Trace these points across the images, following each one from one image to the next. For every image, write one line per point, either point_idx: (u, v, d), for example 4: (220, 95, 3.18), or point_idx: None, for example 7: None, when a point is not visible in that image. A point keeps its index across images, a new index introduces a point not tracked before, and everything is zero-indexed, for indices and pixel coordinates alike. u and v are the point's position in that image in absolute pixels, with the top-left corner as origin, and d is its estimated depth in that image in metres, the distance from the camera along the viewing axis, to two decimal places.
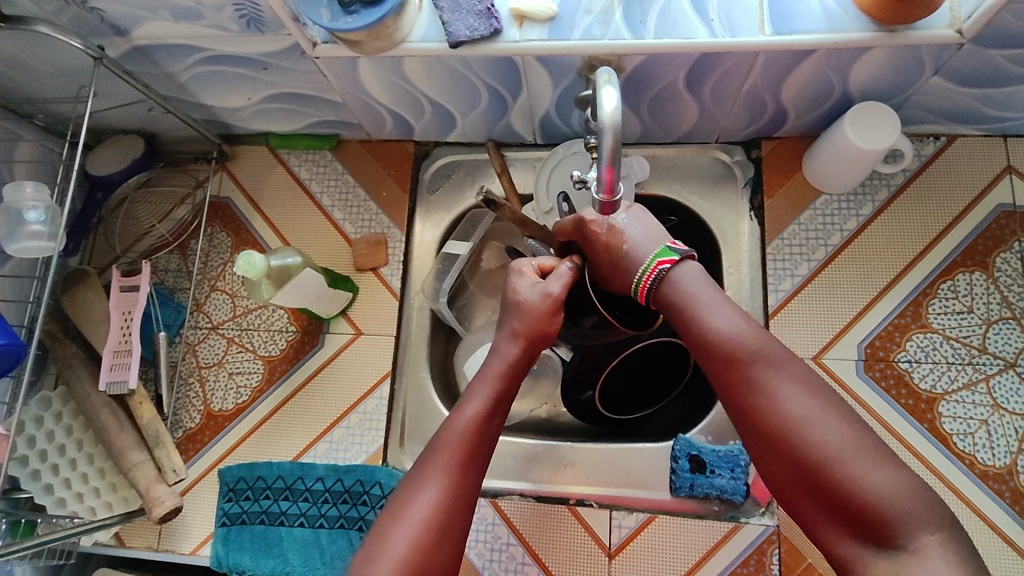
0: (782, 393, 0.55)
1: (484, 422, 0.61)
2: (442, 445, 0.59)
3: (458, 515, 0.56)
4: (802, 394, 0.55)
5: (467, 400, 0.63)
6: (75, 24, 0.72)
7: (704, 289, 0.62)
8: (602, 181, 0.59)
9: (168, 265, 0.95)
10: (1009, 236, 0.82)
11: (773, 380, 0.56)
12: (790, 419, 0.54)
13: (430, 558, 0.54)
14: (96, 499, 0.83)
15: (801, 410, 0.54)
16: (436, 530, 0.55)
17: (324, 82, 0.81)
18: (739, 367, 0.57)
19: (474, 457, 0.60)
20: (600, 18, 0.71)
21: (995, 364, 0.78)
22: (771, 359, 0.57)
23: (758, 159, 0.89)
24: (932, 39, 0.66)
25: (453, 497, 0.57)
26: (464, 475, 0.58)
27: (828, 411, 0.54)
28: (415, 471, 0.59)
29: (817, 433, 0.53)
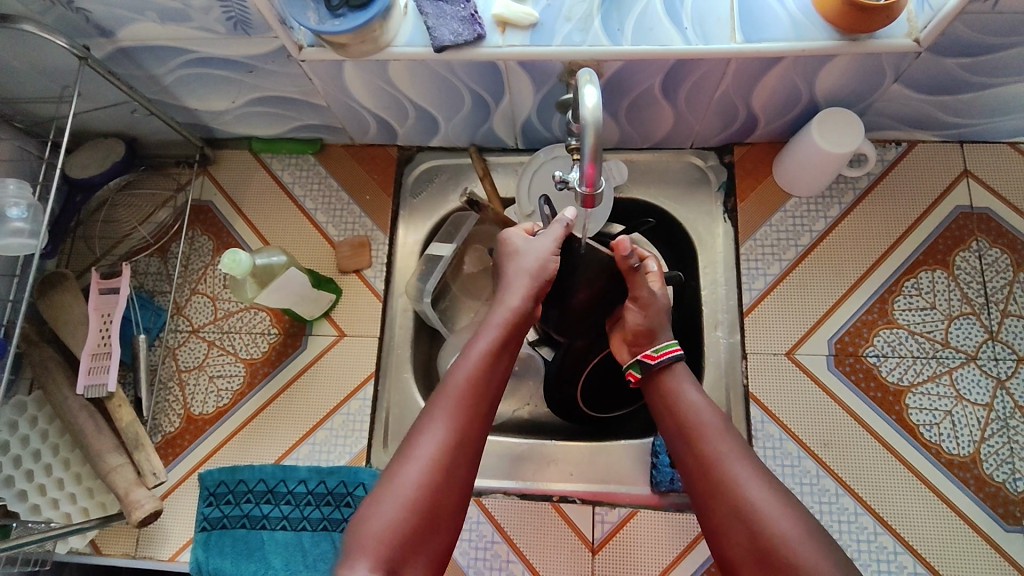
0: (742, 472, 0.59)
1: (490, 362, 0.63)
2: (447, 389, 0.62)
3: (464, 457, 0.59)
4: (757, 480, 0.58)
5: (471, 346, 0.65)
6: (59, 23, 0.72)
7: (688, 382, 0.68)
8: (584, 176, 0.61)
9: (148, 268, 0.95)
10: (967, 236, 0.86)
11: (733, 465, 0.60)
12: (743, 492, 0.57)
13: (435, 496, 0.57)
14: (72, 504, 0.82)
15: (756, 490, 0.57)
16: (442, 469, 0.58)
17: (309, 86, 0.82)
18: (706, 442, 0.62)
19: (482, 403, 0.62)
20: (579, 25, 0.74)
21: (958, 357, 0.82)
22: (731, 442, 0.62)
23: (731, 163, 0.92)
24: (892, 48, 0.70)
25: (458, 439, 0.59)
26: (468, 422, 0.60)
27: (778, 493, 0.57)
28: (422, 417, 0.61)
29: (772, 514, 0.56)
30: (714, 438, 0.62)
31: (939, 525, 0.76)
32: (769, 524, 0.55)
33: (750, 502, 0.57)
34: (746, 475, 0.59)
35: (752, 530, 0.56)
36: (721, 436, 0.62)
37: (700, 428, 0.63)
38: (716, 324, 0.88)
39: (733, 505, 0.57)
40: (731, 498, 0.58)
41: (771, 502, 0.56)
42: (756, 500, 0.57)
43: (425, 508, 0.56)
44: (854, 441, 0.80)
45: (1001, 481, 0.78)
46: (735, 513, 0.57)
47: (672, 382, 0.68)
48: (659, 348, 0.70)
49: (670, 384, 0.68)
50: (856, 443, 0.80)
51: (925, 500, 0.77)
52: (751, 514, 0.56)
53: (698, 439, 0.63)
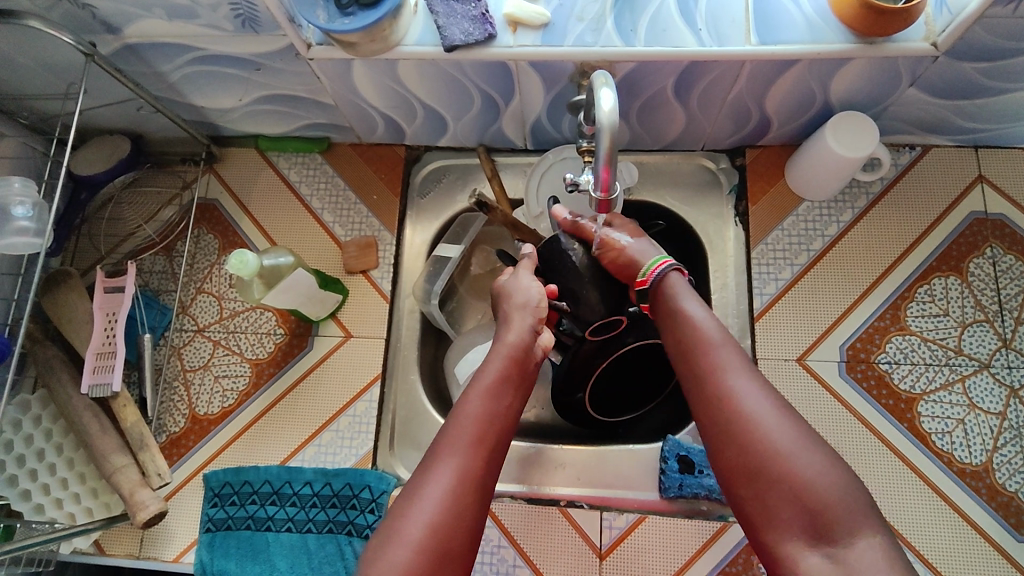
0: (740, 386, 0.58)
1: (495, 403, 0.62)
2: (454, 429, 0.60)
3: (474, 497, 0.57)
4: (755, 391, 0.57)
5: (474, 386, 0.64)
6: (65, 19, 0.71)
7: (690, 294, 0.67)
8: (599, 181, 0.60)
9: (153, 267, 0.94)
10: (981, 242, 0.85)
11: (731, 378, 0.58)
12: (744, 407, 0.56)
13: (444, 538, 0.54)
14: (76, 504, 0.81)
15: (753, 403, 0.56)
16: (451, 511, 0.55)
17: (316, 85, 0.82)
18: (708, 355, 0.61)
19: (489, 438, 0.60)
20: (592, 26, 0.73)
21: (971, 365, 0.81)
22: (735, 355, 0.60)
23: (743, 166, 0.91)
24: (909, 51, 0.69)
25: (466, 480, 0.57)
26: (477, 462, 0.58)
27: (778, 406, 0.57)
28: (428, 458, 0.59)
29: (766, 425, 0.55)
30: (719, 353, 0.60)
31: (952, 535, 0.76)
32: (765, 436, 0.55)
33: (747, 414, 0.56)
34: (746, 390, 0.57)
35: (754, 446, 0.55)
36: (726, 350, 0.61)
37: (704, 341, 0.62)
38: (725, 329, 0.87)
39: (730, 419, 0.56)
40: (729, 410, 0.57)
41: (768, 413, 0.56)
42: (758, 416, 0.56)
43: (434, 550, 0.53)
44: (865, 449, 0.79)
45: (1014, 491, 0.77)
46: (732, 427, 0.56)
47: (674, 295, 0.67)
48: (648, 267, 0.70)
49: (674, 296, 0.67)
50: (867, 450, 0.79)
51: (937, 509, 0.77)
52: (747, 429, 0.55)
53: (701, 355, 0.61)
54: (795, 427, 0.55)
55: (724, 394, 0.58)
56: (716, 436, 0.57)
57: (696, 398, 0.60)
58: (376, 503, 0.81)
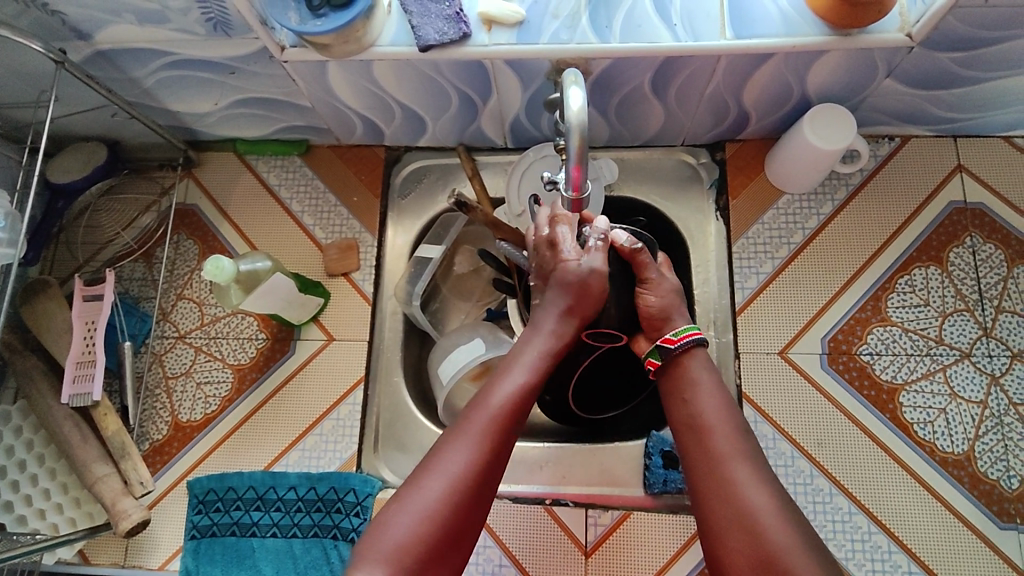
0: (747, 480, 0.57)
1: (529, 389, 0.59)
2: (486, 404, 0.57)
3: (491, 476, 0.55)
4: (761, 487, 0.56)
5: (511, 364, 0.60)
6: (35, 27, 0.71)
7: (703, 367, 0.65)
8: (571, 180, 0.60)
9: (133, 274, 0.93)
10: (960, 232, 0.85)
11: (737, 470, 0.58)
12: (750, 504, 0.55)
13: (459, 513, 0.53)
14: (59, 515, 0.81)
15: (758, 500, 0.55)
16: (471, 487, 0.54)
17: (292, 87, 0.81)
18: (714, 438, 0.60)
19: (517, 420, 0.58)
20: (567, 23, 0.73)
21: (951, 354, 0.81)
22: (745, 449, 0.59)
23: (723, 160, 0.91)
24: (884, 42, 0.69)
25: (489, 458, 0.55)
26: (500, 445, 0.56)
27: (781, 504, 0.56)
28: (452, 429, 0.57)
29: (770, 524, 0.54)
30: (724, 438, 0.60)
31: (935, 524, 0.76)
32: (770, 536, 0.53)
33: (752, 510, 0.55)
34: (752, 484, 0.57)
35: (756, 546, 0.53)
36: (734, 437, 0.60)
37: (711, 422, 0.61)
38: (708, 324, 0.87)
39: (736, 510, 0.56)
40: (733, 505, 0.56)
41: (772, 510, 0.55)
42: (762, 515, 0.55)
43: (446, 527, 0.53)
44: (848, 440, 0.80)
45: (996, 479, 0.77)
46: (737, 520, 0.55)
47: (691, 365, 0.65)
48: (678, 331, 0.67)
49: (688, 369, 0.65)
50: (850, 442, 0.80)
51: (920, 498, 0.77)
52: (753, 523, 0.54)
53: (706, 434, 0.60)
54: (799, 528, 0.54)
55: (731, 487, 0.57)
56: (714, 524, 0.57)
57: (699, 483, 0.59)
58: (361, 506, 0.80)
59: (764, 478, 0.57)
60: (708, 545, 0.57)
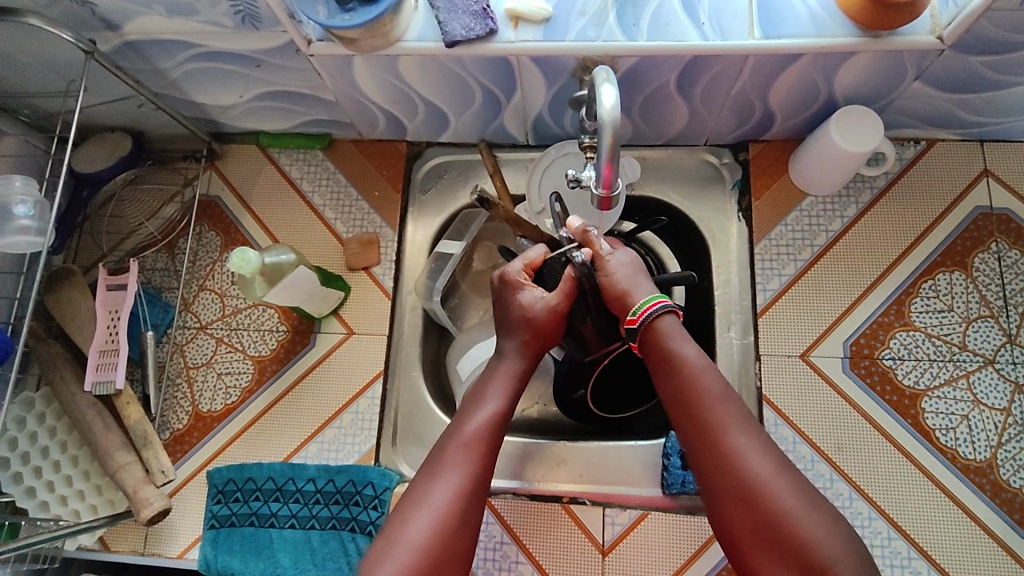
0: (742, 445, 0.58)
1: (498, 418, 0.64)
2: (460, 439, 0.62)
3: (473, 505, 0.59)
4: (758, 452, 0.58)
5: (478, 400, 0.65)
6: (65, 17, 0.71)
7: (680, 334, 0.64)
8: (600, 178, 0.60)
9: (156, 264, 0.94)
10: (986, 237, 0.85)
11: (733, 438, 0.58)
12: (748, 468, 0.57)
13: (446, 544, 0.56)
14: (81, 501, 0.81)
15: (757, 463, 0.57)
16: (454, 517, 0.57)
17: (317, 81, 0.81)
18: (705, 408, 0.60)
19: (490, 450, 0.62)
20: (594, 20, 0.72)
21: (975, 360, 0.81)
22: (735, 415, 0.60)
23: (746, 161, 0.91)
24: (914, 45, 0.69)
25: (468, 490, 0.59)
26: (477, 474, 0.60)
27: (779, 467, 0.57)
28: (430, 466, 0.61)
29: (772, 487, 0.56)
30: (714, 406, 0.60)
31: (956, 530, 0.76)
32: (774, 500, 0.55)
33: (754, 476, 0.56)
34: (747, 450, 0.58)
35: (759, 508, 0.55)
36: (723, 405, 0.60)
37: (698, 392, 0.61)
38: (729, 325, 0.87)
39: (737, 477, 0.57)
40: (735, 472, 0.57)
41: (772, 474, 0.56)
42: (763, 478, 0.56)
43: (436, 556, 0.56)
44: (869, 445, 0.79)
45: (1018, 487, 0.77)
46: (739, 488, 0.56)
47: (666, 335, 0.65)
48: (638, 307, 0.66)
49: (669, 339, 0.64)
50: (871, 447, 0.79)
51: (941, 505, 0.77)
52: (754, 487, 0.56)
53: (696, 404, 0.61)
54: (799, 489, 0.56)
55: (729, 456, 0.58)
56: (714, 491, 0.58)
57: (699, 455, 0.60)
58: (379, 499, 0.81)
59: (758, 443, 0.58)
60: (711, 512, 0.59)
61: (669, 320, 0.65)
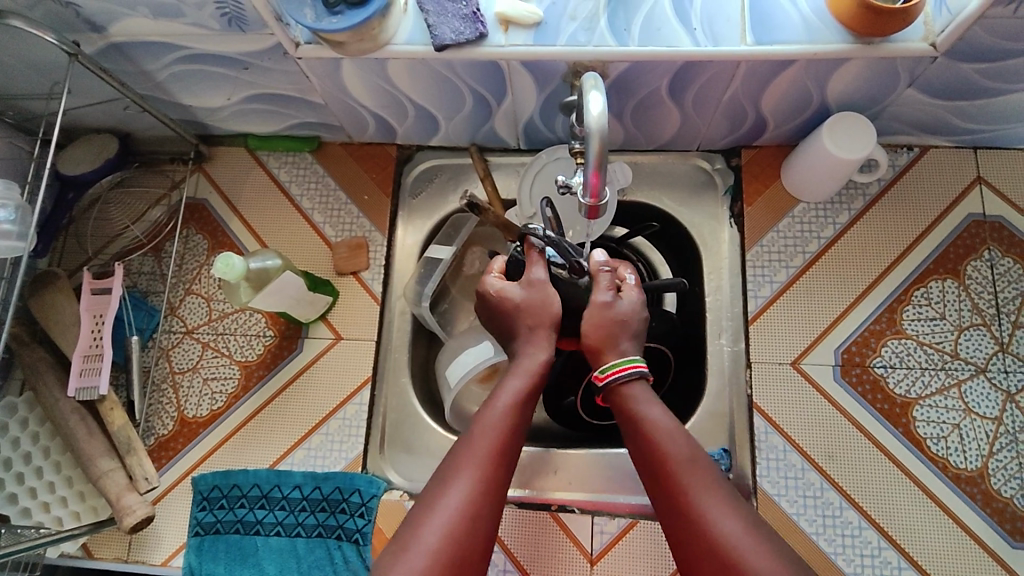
0: (711, 511, 0.55)
1: (515, 416, 0.62)
2: (475, 439, 0.60)
3: (491, 506, 0.58)
4: (726, 511, 0.55)
5: (496, 395, 0.64)
6: (49, 18, 0.70)
7: (645, 399, 0.63)
8: (589, 185, 0.59)
9: (142, 267, 0.93)
10: (979, 245, 0.84)
11: (704, 503, 0.56)
12: (719, 537, 0.54)
13: (462, 546, 0.55)
14: (63, 509, 0.80)
15: (728, 528, 0.54)
16: (469, 519, 0.56)
17: (305, 84, 0.80)
18: (674, 477, 0.58)
19: (507, 450, 0.61)
20: (584, 25, 0.72)
21: (967, 369, 0.80)
22: (702, 481, 0.57)
23: (738, 167, 0.90)
24: (907, 52, 0.68)
25: (484, 492, 0.57)
26: (496, 473, 0.59)
27: (748, 524, 0.55)
28: (445, 468, 0.59)
29: (744, 552, 0.53)
30: (683, 472, 0.58)
31: (946, 540, 0.75)
32: (745, 561, 0.52)
33: (723, 539, 0.54)
34: (716, 517, 0.55)
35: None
36: (692, 469, 0.58)
37: (666, 460, 0.59)
38: (720, 332, 0.86)
39: (710, 547, 0.54)
40: (704, 535, 0.55)
41: (742, 538, 0.54)
42: (733, 544, 0.53)
43: (451, 559, 0.54)
44: (860, 454, 0.79)
45: (1009, 497, 0.76)
46: (712, 559, 0.54)
47: (633, 401, 0.64)
48: (608, 367, 0.65)
49: (636, 404, 0.63)
50: (862, 455, 0.79)
51: (931, 514, 0.76)
52: (726, 556, 0.53)
53: (665, 474, 0.59)
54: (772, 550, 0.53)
55: (699, 520, 0.55)
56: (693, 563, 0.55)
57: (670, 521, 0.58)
58: (366, 507, 0.80)
59: (728, 506, 0.56)
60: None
61: (638, 384, 0.65)
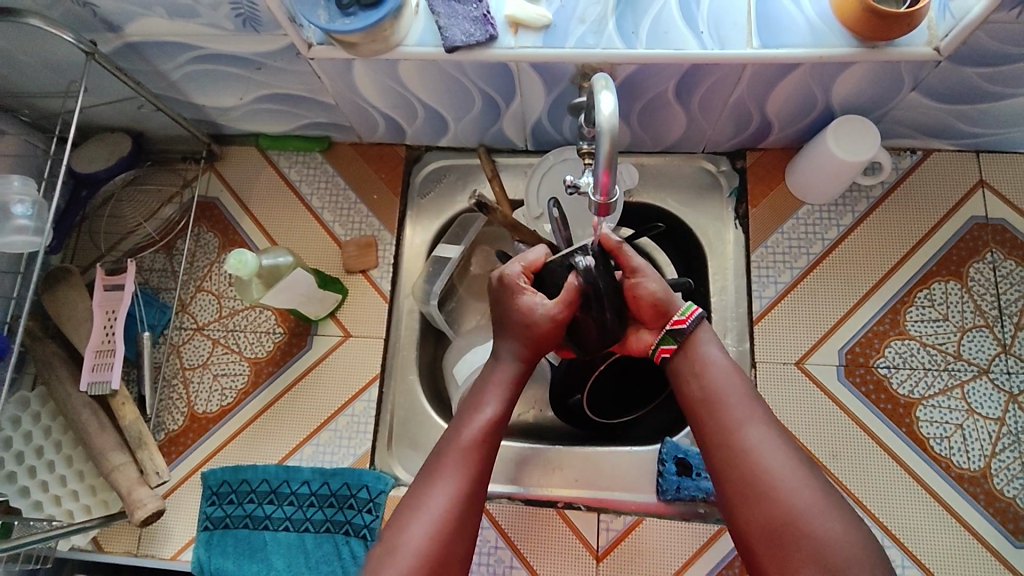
0: (759, 446, 0.59)
1: (497, 422, 0.64)
2: (459, 444, 0.62)
3: (472, 510, 0.59)
4: (776, 448, 0.59)
5: (478, 402, 0.65)
6: (67, 18, 0.71)
7: (709, 339, 0.67)
8: (598, 185, 0.60)
9: (154, 264, 0.94)
10: (981, 247, 0.85)
11: (752, 438, 0.60)
12: (763, 471, 0.58)
13: (444, 548, 0.57)
14: (75, 502, 0.81)
15: (773, 462, 0.58)
16: (452, 523, 0.58)
17: (317, 84, 0.81)
18: (726, 412, 0.62)
19: (488, 455, 0.62)
20: (593, 27, 0.73)
21: (970, 370, 0.81)
22: (754, 418, 0.61)
23: (743, 169, 0.91)
24: (911, 56, 0.69)
25: (466, 496, 0.59)
26: (477, 477, 0.61)
27: (797, 464, 0.58)
28: (428, 472, 0.61)
29: (786, 487, 0.57)
30: (735, 409, 0.61)
31: (948, 539, 0.76)
32: (786, 495, 0.56)
33: (770, 473, 0.58)
34: (764, 452, 0.59)
35: (774, 513, 0.56)
36: (746, 407, 0.62)
37: (719, 398, 0.63)
38: (724, 332, 0.87)
39: (753, 477, 0.58)
40: (748, 468, 0.58)
41: (787, 474, 0.57)
42: (775, 478, 0.57)
43: (434, 562, 0.56)
44: (863, 453, 0.79)
45: (1011, 496, 0.77)
46: (751, 489, 0.57)
47: (698, 341, 0.66)
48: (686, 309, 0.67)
49: (698, 343, 0.66)
50: (865, 455, 0.79)
51: (934, 513, 0.77)
52: (766, 490, 0.57)
53: (716, 408, 0.62)
54: (815, 489, 0.57)
55: (744, 454, 0.59)
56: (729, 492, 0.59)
57: (713, 449, 0.61)
58: (374, 502, 0.81)
59: (777, 444, 0.59)
60: (726, 512, 0.59)
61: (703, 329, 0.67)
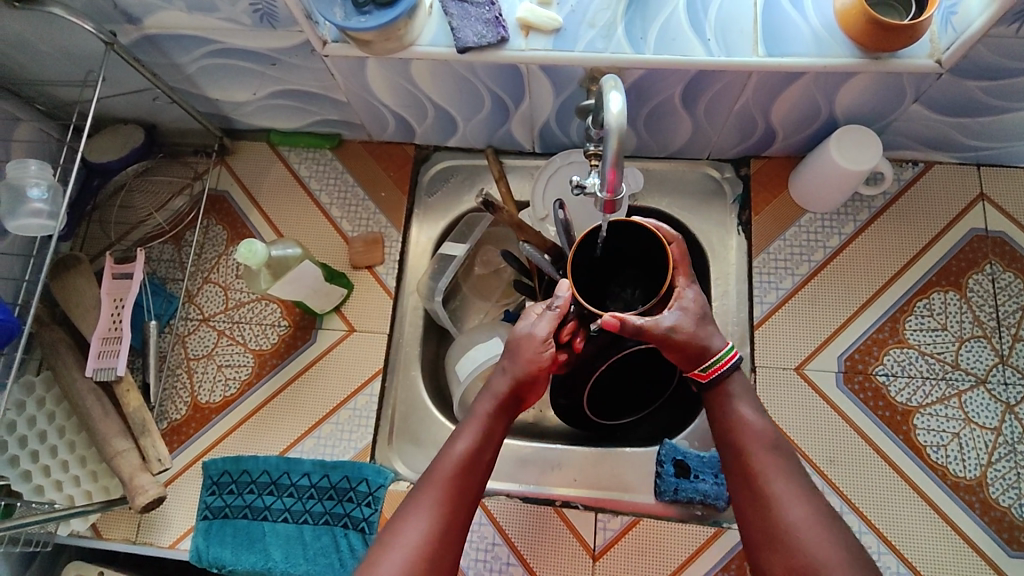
0: (781, 496, 0.60)
1: (474, 456, 0.63)
2: (434, 477, 0.61)
3: (448, 546, 0.59)
4: (799, 499, 0.60)
5: (456, 437, 0.64)
6: (89, 9, 0.73)
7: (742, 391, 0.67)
8: (605, 182, 0.61)
9: (162, 255, 0.95)
10: (981, 259, 0.86)
11: (776, 487, 0.60)
12: (786, 522, 0.58)
13: None
14: (76, 487, 0.82)
15: (796, 515, 0.58)
16: (428, 562, 0.58)
17: (330, 81, 0.83)
18: (753, 462, 0.62)
19: (467, 489, 0.62)
20: (603, 32, 0.74)
21: (967, 380, 0.82)
22: (780, 470, 0.61)
23: (747, 176, 0.93)
24: (915, 68, 0.70)
25: (441, 532, 0.59)
26: (452, 512, 0.60)
27: (816, 515, 0.59)
28: (403, 507, 0.61)
29: (807, 539, 0.57)
30: (762, 457, 0.62)
31: (942, 545, 0.76)
32: (806, 548, 0.57)
33: (788, 526, 0.58)
34: (787, 504, 0.59)
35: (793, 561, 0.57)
36: (773, 457, 0.62)
37: (748, 446, 0.63)
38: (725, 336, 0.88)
39: (773, 527, 0.59)
40: (769, 519, 0.59)
41: (808, 525, 0.58)
42: (797, 529, 0.58)
43: None
44: (860, 458, 0.80)
45: (1007, 506, 0.77)
46: (773, 536, 0.59)
47: (730, 395, 0.66)
48: (712, 364, 0.65)
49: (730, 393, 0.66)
50: (862, 460, 0.80)
51: (929, 520, 0.77)
52: (789, 539, 0.58)
53: (744, 457, 0.63)
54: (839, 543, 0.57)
55: (770, 501, 0.60)
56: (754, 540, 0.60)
57: (741, 502, 0.62)
58: (374, 496, 0.82)
59: (801, 495, 0.60)
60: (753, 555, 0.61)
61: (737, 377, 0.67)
